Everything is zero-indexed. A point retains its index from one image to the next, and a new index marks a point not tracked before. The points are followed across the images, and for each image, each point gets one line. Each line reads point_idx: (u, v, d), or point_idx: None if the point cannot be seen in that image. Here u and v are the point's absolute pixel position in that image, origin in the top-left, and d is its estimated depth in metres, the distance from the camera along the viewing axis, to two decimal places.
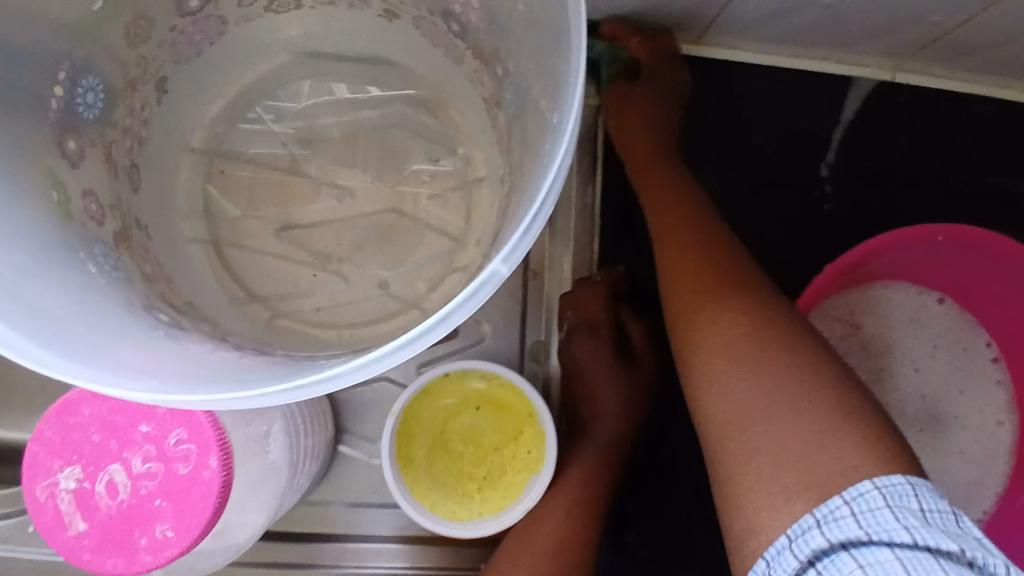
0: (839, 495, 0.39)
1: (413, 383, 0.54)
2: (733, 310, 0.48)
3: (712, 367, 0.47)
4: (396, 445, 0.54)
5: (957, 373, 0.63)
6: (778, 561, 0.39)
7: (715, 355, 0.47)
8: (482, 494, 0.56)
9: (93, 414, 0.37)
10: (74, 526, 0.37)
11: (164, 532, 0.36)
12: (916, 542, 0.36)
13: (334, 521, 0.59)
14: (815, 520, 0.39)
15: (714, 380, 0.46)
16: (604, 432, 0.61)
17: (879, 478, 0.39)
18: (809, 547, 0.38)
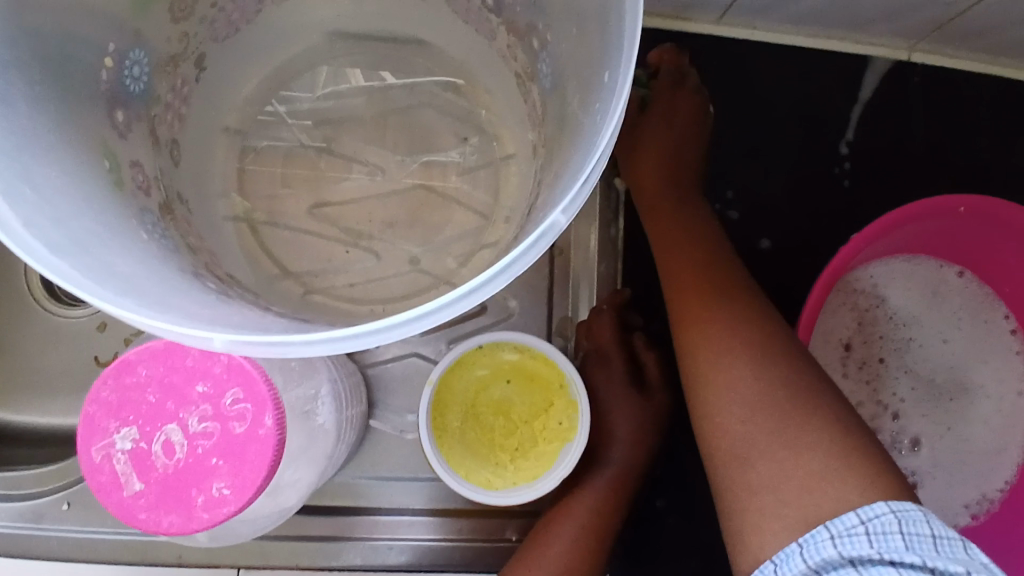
0: (855, 513, 0.42)
1: (448, 353, 0.55)
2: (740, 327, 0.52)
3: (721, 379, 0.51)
4: (430, 414, 0.55)
5: (980, 344, 0.64)
6: (786, 563, 0.43)
7: (726, 367, 0.51)
8: (515, 463, 0.57)
9: (149, 373, 0.37)
10: (130, 486, 0.37)
11: (222, 490, 0.37)
12: None
13: (366, 495, 0.60)
14: (829, 533, 0.42)
15: (724, 394, 0.50)
16: (616, 455, 0.61)
17: (893, 502, 0.42)
18: (820, 554, 0.42)
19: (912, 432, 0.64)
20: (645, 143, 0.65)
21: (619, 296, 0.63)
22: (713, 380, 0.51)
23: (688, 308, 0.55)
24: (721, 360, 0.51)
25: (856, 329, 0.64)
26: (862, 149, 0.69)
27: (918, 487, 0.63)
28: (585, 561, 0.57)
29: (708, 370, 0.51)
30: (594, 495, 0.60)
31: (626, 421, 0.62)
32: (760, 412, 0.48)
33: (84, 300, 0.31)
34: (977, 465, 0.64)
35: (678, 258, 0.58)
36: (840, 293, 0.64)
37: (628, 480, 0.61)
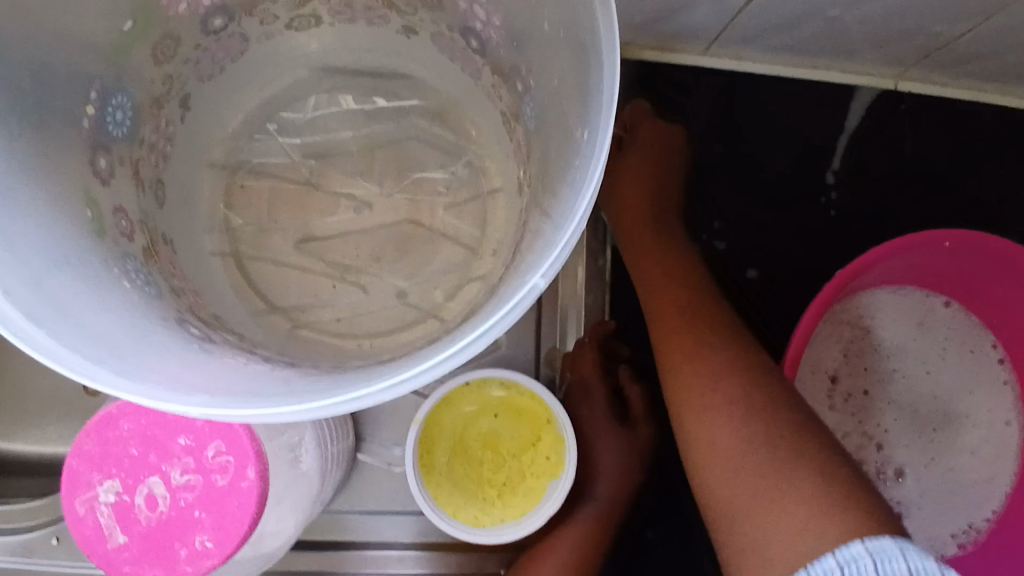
0: (831, 556, 0.41)
1: (435, 391, 0.55)
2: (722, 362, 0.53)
3: (709, 413, 0.51)
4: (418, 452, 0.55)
5: (966, 373, 0.64)
6: None
7: (711, 403, 0.51)
8: (503, 499, 0.57)
9: (131, 427, 0.37)
10: (114, 539, 0.37)
11: (204, 542, 0.36)
12: None
13: (355, 529, 0.60)
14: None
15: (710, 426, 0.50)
16: (602, 489, 0.62)
17: (868, 540, 0.41)
18: None
19: (899, 462, 0.64)
20: (625, 194, 0.68)
21: (601, 329, 0.63)
22: (694, 412, 0.52)
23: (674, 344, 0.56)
24: (707, 398, 0.51)
25: (842, 362, 0.64)
26: (847, 177, 0.69)
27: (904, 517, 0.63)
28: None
29: (693, 407, 0.52)
30: (579, 528, 0.60)
31: (610, 454, 0.62)
32: (750, 451, 0.48)
33: (61, 370, 0.32)
34: (965, 495, 0.63)
35: (664, 299, 0.59)
36: (827, 325, 0.64)
37: (614, 514, 0.62)
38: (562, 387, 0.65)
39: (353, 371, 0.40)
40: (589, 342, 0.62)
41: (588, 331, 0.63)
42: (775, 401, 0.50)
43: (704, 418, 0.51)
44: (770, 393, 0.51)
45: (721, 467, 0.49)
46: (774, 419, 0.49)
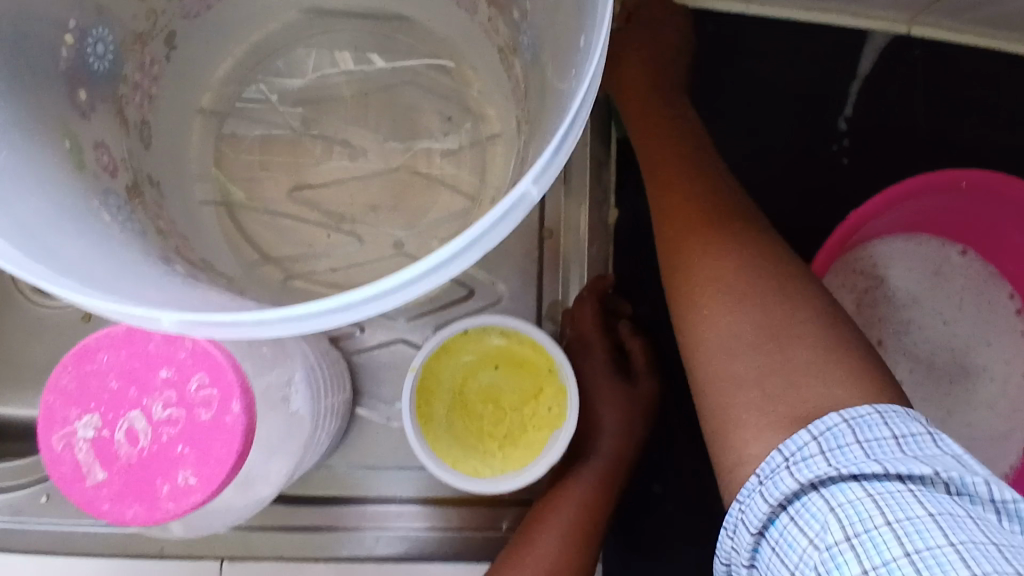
0: (806, 431, 0.39)
1: (433, 338, 0.53)
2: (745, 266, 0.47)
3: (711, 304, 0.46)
4: (416, 401, 0.54)
5: (983, 325, 0.62)
6: (750, 508, 0.40)
7: (712, 295, 0.46)
8: (503, 451, 0.55)
9: (112, 359, 0.36)
10: (92, 476, 0.35)
11: (188, 479, 0.35)
12: (885, 473, 0.37)
13: (353, 484, 0.58)
14: (784, 460, 0.39)
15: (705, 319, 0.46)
16: (603, 448, 0.60)
17: (846, 411, 0.39)
18: (780, 490, 0.38)
19: (914, 417, 0.61)
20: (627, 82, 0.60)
21: (601, 284, 0.61)
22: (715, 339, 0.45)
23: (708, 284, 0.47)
24: (700, 281, 0.47)
25: (856, 312, 0.61)
26: (861, 124, 0.66)
27: None
28: (574, 552, 0.55)
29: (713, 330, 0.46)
30: (581, 488, 0.58)
31: (610, 408, 0.61)
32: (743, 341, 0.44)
33: (34, 284, 0.29)
34: (981, 452, 0.61)
35: (678, 195, 0.51)
36: (839, 274, 0.60)
37: (615, 473, 0.59)
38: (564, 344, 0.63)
39: None
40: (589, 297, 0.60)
41: (587, 287, 0.61)
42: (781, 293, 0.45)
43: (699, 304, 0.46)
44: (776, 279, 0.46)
45: (736, 384, 0.43)
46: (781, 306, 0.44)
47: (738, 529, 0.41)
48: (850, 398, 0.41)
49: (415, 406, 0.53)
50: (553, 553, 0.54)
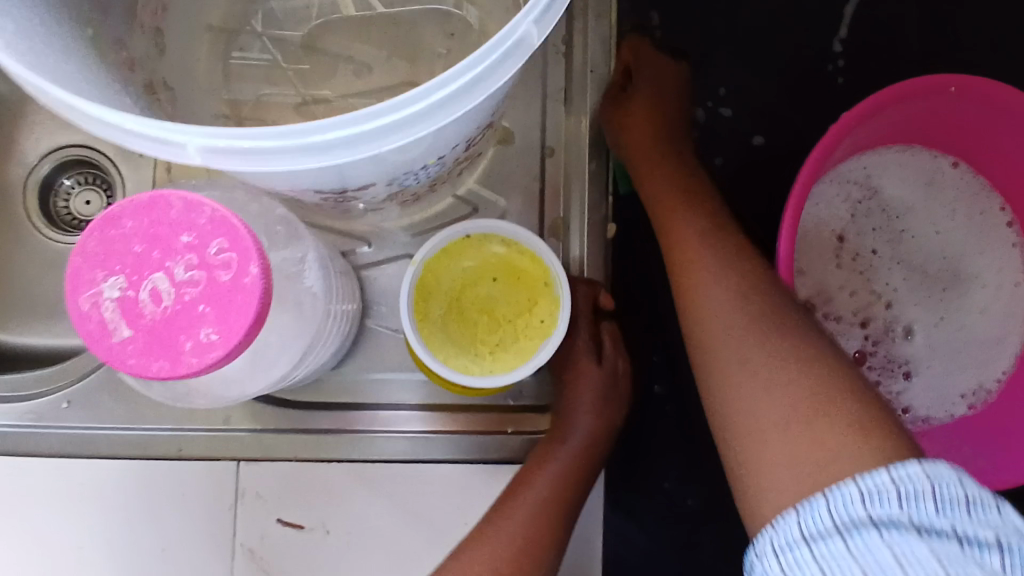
0: (885, 471, 0.38)
1: (432, 240, 0.54)
2: (723, 283, 0.52)
3: (739, 393, 0.48)
4: (413, 297, 0.55)
5: (974, 234, 0.63)
6: (809, 515, 0.39)
7: (741, 395, 0.47)
8: (494, 354, 0.56)
9: (134, 225, 0.37)
10: (119, 333, 0.37)
11: (209, 336, 0.37)
12: (948, 531, 0.36)
13: (363, 391, 0.60)
14: (858, 491, 0.38)
15: (735, 398, 0.48)
16: (575, 437, 0.60)
17: (927, 463, 0.38)
18: (846, 513, 0.38)
19: (907, 321, 0.62)
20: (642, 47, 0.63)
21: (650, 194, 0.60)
22: (705, 307, 0.52)
23: (697, 247, 0.55)
24: (727, 400, 0.48)
25: (849, 220, 0.62)
26: (856, 45, 0.67)
27: (913, 375, 0.62)
28: (540, 538, 0.55)
29: (724, 371, 0.49)
30: (553, 473, 0.57)
31: (580, 393, 0.62)
32: (765, 395, 0.46)
33: (77, 121, 0.32)
34: (974, 356, 0.62)
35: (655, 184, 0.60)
36: (832, 183, 0.61)
37: (586, 457, 0.60)
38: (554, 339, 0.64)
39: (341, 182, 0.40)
40: (583, 291, 0.61)
41: (580, 284, 0.62)
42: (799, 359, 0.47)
43: (722, 391, 0.49)
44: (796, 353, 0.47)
45: (760, 423, 0.45)
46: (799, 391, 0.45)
47: (788, 527, 0.40)
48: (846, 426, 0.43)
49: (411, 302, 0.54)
50: (519, 541, 0.55)
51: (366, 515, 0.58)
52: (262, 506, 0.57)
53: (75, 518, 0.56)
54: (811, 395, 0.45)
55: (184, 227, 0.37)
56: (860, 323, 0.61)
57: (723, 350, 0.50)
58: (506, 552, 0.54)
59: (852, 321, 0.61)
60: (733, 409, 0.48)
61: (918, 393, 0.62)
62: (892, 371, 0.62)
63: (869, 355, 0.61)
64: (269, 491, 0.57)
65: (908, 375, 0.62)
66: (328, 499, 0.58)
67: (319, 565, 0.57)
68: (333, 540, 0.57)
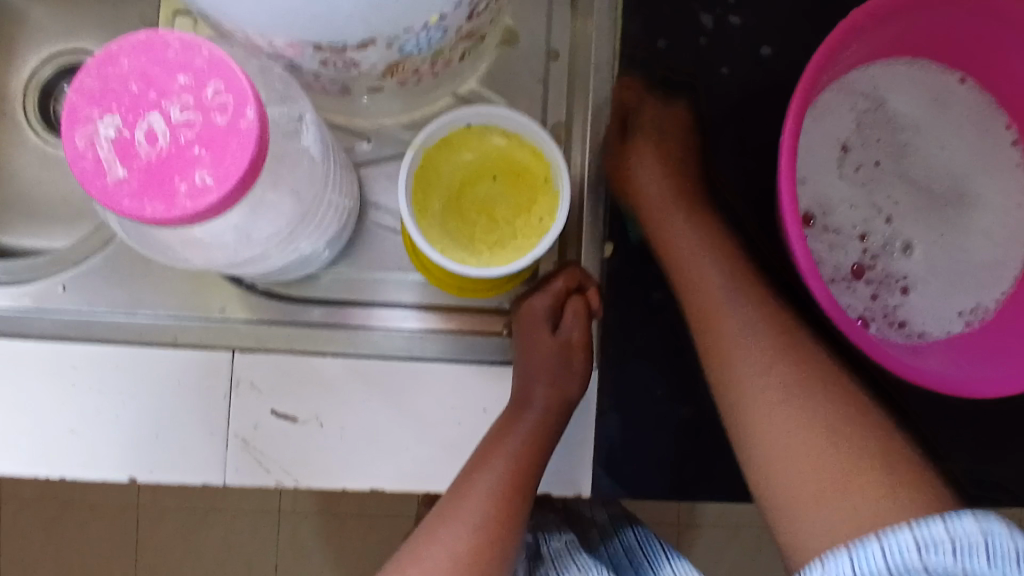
0: (910, 530, 0.43)
1: (435, 122, 0.53)
2: (740, 323, 0.55)
3: (774, 431, 0.50)
4: (412, 186, 0.54)
5: (981, 153, 0.62)
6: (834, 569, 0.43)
7: (773, 436, 0.50)
8: (492, 250, 0.56)
9: (132, 64, 0.37)
10: (114, 173, 0.37)
11: (205, 179, 0.37)
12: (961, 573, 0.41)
13: (363, 288, 0.61)
14: (880, 543, 0.43)
15: (766, 436, 0.51)
16: (539, 398, 0.58)
17: (948, 521, 0.42)
18: (870, 565, 0.42)
19: (907, 235, 0.61)
20: None
21: (664, 238, 0.60)
22: (735, 374, 0.53)
23: (728, 321, 0.55)
24: (745, 438, 0.52)
25: (854, 131, 0.61)
26: None
27: (910, 290, 0.61)
28: (507, 521, 0.54)
29: (740, 378, 0.53)
30: (515, 444, 0.56)
31: (536, 362, 0.59)
32: (796, 435, 0.49)
33: None
34: (976, 277, 0.61)
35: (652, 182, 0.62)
36: (839, 92, 0.60)
37: (549, 425, 0.58)
38: (532, 281, 0.63)
39: (336, 31, 0.39)
40: (565, 274, 0.61)
41: (564, 269, 0.62)
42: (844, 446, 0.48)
43: (752, 440, 0.51)
44: (837, 422, 0.49)
45: (794, 474, 0.48)
46: (830, 467, 0.48)
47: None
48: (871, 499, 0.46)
49: (410, 190, 0.54)
50: (486, 510, 0.53)
51: (361, 410, 0.57)
52: (257, 397, 0.57)
53: (65, 402, 0.55)
54: (849, 458, 0.48)
55: (183, 70, 0.37)
56: (859, 236, 0.60)
57: (743, 371, 0.53)
58: (472, 519, 0.53)
59: (852, 233, 0.60)
60: (758, 452, 0.51)
61: (916, 309, 0.61)
62: (890, 286, 0.61)
63: (867, 269, 0.60)
64: (263, 383, 0.57)
65: (906, 290, 0.61)
66: (322, 393, 0.57)
67: (314, 456, 0.57)
68: (328, 433, 0.57)
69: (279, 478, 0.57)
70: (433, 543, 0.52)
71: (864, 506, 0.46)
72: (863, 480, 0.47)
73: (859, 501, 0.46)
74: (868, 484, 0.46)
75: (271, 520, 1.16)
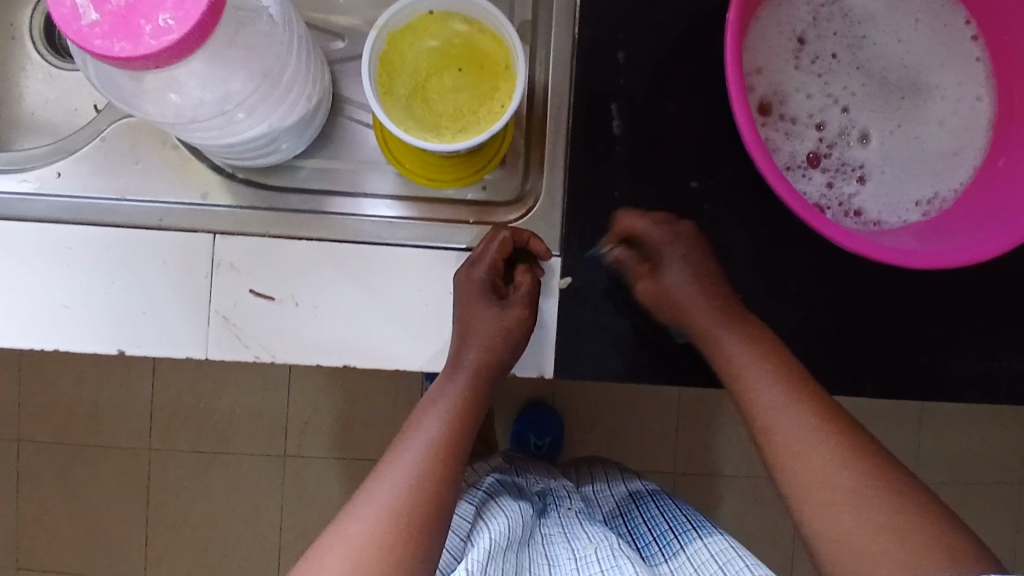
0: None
1: (396, 5, 0.56)
2: (779, 377, 0.58)
3: (809, 458, 0.54)
4: (378, 69, 0.57)
5: (938, 47, 0.63)
6: None
7: (812, 466, 0.54)
8: (456, 132, 0.59)
9: None
10: (87, 17, 0.40)
11: (167, 21, 0.40)
12: None
13: (341, 181, 0.65)
14: None
15: (809, 464, 0.54)
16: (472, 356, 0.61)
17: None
18: None
19: (862, 126, 0.63)
20: None
21: (661, 288, 0.64)
22: (761, 402, 0.58)
23: (751, 375, 0.59)
24: (788, 457, 0.55)
25: (810, 23, 0.62)
26: None
27: (866, 179, 0.63)
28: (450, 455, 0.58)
29: (771, 411, 0.57)
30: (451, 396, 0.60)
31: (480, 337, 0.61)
32: (830, 461, 0.54)
33: None
34: (934, 168, 0.63)
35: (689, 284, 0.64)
36: None
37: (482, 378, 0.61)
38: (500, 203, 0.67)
39: None
40: (501, 242, 0.61)
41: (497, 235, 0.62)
42: (875, 471, 0.53)
43: (791, 458, 0.55)
44: (859, 450, 0.54)
45: (827, 483, 0.53)
46: (872, 495, 0.52)
47: None
48: (902, 535, 0.50)
49: (376, 72, 0.57)
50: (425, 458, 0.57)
51: (334, 290, 0.61)
52: (236, 277, 0.60)
53: (56, 283, 0.59)
54: (874, 477, 0.52)
55: None
56: (815, 125, 0.62)
57: (772, 407, 0.57)
58: (409, 466, 0.57)
59: (807, 123, 0.62)
60: (793, 456, 0.55)
61: (872, 198, 0.63)
62: (846, 175, 0.63)
63: (822, 157, 0.62)
64: (242, 263, 0.60)
65: (863, 180, 0.63)
66: (296, 272, 0.61)
67: (290, 332, 0.61)
68: (302, 311, 0.61)
69: (257, 353, 0.61)
70: (382, 471, 0.57)
71: (891, 528, 0.50)
72: (883, 491, 0.52)
73: (887, 524, 0.50)
74: (894, 494, 0.52)
75: (277, 462, 1.21)
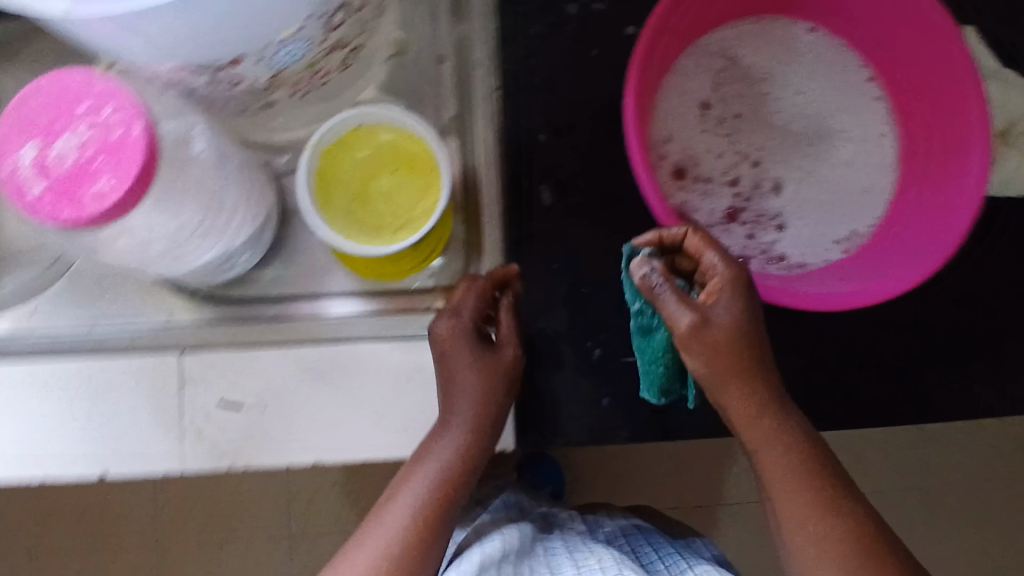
0: None
1: (326, 125, 0.61)
2: (790, 442, 0.56)
3: (815, 530, 0.54)
4: (315, 184, 0.62)
5: (838, 92, 0.68)
6: None
7: (812, 538, 0.54)
8: (391, 231, 0.63)
9: (43, 103, 0.46)
10: (32, 190, 0.44)
11: (105, 184, 0.45)
12: None
13: (303, 283, 0.70)
14: None
15: (809, 533, 0.54)
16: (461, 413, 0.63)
17: None
18: None
19: (776, 176, 0.67)
20: None
21: (711, 328, 0.54)
22: (771, 462, 0.56)
23: (762, 437, 0.56)
24: (795, 519, 0.55)
25: (712, 89, 0.67)
26: None
27: (785, 226, 0.67)
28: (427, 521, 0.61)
29: (778, 467, 0.56)
30: (441, 452, 0.62)
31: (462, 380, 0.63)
32: (830, 534, 0.54)
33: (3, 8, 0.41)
34: (849, 206, 0.67)
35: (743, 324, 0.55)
36: (693, 56, 0.67)
37: (471, 430, 0.63)
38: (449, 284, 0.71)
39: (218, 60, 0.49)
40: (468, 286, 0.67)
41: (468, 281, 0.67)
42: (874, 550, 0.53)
43: (797, 525, 0.55)
44: (854, 523, 0.54)
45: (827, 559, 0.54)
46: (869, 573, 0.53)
47: None
48: None
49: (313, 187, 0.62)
50: (402, 523, 0.61)
51: (296, 389, 0.63)
52: (204, 389, 0.63)
53: (36, 418, 0.62)
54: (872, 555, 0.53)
55: (73, 97, 0.46)
56: (730, 182, 0.67)
57: (777, 463, 0.56)
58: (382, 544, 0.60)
59: (722, 180, 0.67)
60: (797, 522, 0.55)
61: (793, 242, 0.67)
62: (765, 225, 0.67)
63: (741, 211, 0.67)
64: (207, 374, 0.63)
65: (782, 227, 0.67)
66: (256, 375, 0.63)
67: (259, 435, 0.63)
68: (268, 414, 0.63)
69: (232, 459, 0.63)
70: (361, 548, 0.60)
71: None
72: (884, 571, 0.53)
73: None
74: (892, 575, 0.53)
75: None
